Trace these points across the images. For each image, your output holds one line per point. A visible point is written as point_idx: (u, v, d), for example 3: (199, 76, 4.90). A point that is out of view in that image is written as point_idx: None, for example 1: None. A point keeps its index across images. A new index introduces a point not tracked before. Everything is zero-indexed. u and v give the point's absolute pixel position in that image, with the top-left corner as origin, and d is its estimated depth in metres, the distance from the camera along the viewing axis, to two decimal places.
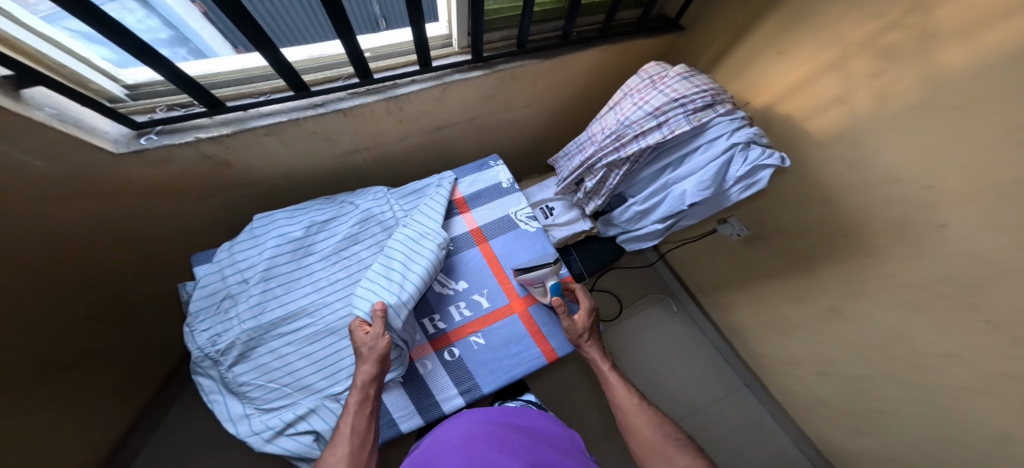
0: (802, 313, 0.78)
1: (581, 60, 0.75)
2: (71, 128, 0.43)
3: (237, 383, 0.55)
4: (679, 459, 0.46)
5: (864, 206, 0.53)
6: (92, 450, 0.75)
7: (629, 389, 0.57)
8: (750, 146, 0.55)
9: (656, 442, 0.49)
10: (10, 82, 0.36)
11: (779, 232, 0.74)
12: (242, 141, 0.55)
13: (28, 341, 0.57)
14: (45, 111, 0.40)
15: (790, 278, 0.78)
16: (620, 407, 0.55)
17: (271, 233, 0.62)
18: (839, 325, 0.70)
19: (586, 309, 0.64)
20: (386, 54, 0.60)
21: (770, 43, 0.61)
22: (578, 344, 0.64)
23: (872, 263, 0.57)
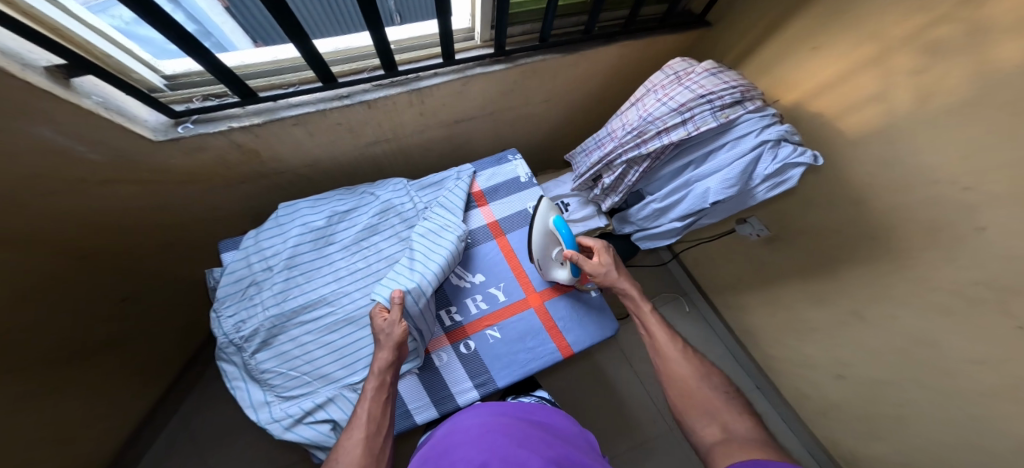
0: (821, 316, 0.77)
1: (603, 55, 0.74)
2: (115, 116, 0.44)
3: (259, 370, 0.55)
4: (726, 414, 0.42)
5: (895, 207, 0.52)
6: (115, 433, 0.77)
7: (671, 335, 0.52)
8: (780, 144, 0.54)
9: (700, 394, 0.45)
10: (61, 71, 0.37)
11: (802, 232, 0.72)
12: (271, 132, 0.56)
13: (59, 323, 0.60)
14: (92, 99, 0.41)
15: (810, 280, 0.76)
16: (658, 351, 0.51)
17: (295, 222, 0.63)
18: (859, 329, 0.68)
19: (599, 248, 0.63)
20: (410, 47, 0.60)
21: (804, 39, 0.59)
22: (609, 283, 0.60)
23: (900, 266, 0.55)
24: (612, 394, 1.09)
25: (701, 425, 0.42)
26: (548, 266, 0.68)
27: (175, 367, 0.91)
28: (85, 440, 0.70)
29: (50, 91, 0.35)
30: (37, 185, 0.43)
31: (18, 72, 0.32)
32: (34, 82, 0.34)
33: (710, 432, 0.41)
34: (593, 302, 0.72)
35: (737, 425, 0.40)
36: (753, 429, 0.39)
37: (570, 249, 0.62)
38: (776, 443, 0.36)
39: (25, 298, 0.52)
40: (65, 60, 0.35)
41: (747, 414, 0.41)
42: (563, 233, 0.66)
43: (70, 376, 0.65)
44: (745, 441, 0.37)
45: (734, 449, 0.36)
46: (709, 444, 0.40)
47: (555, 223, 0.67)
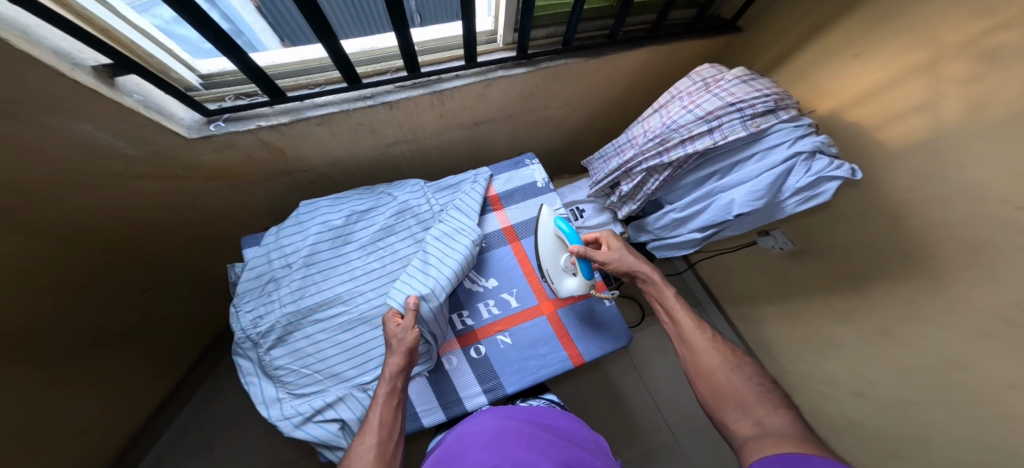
0: (843, 336, 0.73)
1: (627, 59, 0.72)
2: (154, 114, 0.44)
3: (274, 366, 0.56)
4: (760, 407, 0.37)
5: (933, 226, 0.48)
6: (131, 417, 0.80)
7: (699, 325, 0.50)
8: (815, 156, 0.52)
9: (731, 385, 0.41)
10: (108, 70, 0.38)
11: (829, 248, 0.69)
12: (297, 131, 0.56)
13: (85, 308, 0.62)
14: (134, 97, 0.42)
15: (834, 298, 0.73)
16: (685, 341, 0.49)
17: (315, 220, 0.63)
18: (883, 350, 0.64)
19: (606, 238, 0.63)
20: (433, 49, 0.60)
21: (845, 46, 0.57)
22: (630, 271, 0.59)
23: (935, 287, 0.51)
24: (620, 404, 1.07)
25: (733, 419, 0.38)
26: (557, 277, 0.64)
27: (193, 356, 0.94)
28: (102, 423, 0.73)
29: (95, 89, 0.36)
30: (69, 178, 0.45)
31: (66, 71, 0.33)
32: (81, 81, 0.34)
33: (741, 426, 0.37)
34: (608, 312, 0.70)
35: (773, 419, 0.35)
36: (791, 423, 0.33)
37: (575, 245, 0.62)
38: (817, 437, 0.31)
39: (49, 285, 0.54)
40: (111, 59, 0.36)
41: (784, 408, 0.36)
42: (569, 233, 0.64)
43: (91, 356, 0.67)
44: (778, 434, 0.32)
45: (765, 443, 0.32)
46: (742, 439, 0.35)
47: (560, 225, 0.65)
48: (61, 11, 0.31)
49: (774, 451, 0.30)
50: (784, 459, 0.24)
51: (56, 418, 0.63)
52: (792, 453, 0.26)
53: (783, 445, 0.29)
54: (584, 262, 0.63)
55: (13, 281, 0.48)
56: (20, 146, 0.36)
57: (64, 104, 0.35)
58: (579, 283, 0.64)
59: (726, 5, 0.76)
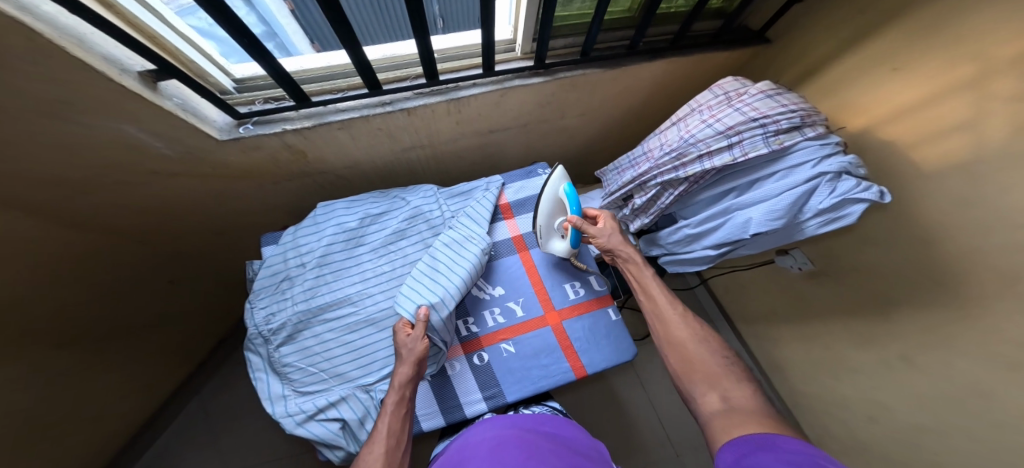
0: (862, 364, 0.70)
1: (646, 71, 0.71)
2: (190, 115, 0.46)
3: (281, 364, 0.57)
4: (725, 381, 0.43)
5: (966, 256, 0.46)
6: (146, 401, 0.83)
7: (672, 302, 0.54)
8: (841, 176, 0.49)
9: (701, 360, 0.46)
10: (153, 76, 0.40)
11: (851, 273, 0.66)
12: (319, 135, 0.58)
13: (111, 295, 0.65)
14: (173, 101, 0.43)
15: (854, 325, 0.70)
16: (658, 316, 0.53)
17: (330, 222, 0.65)
18: (904, 380, 0.61)
19: (605, 217, 0.65)
20: (452, 56, 0.61)
21: (890, 57, 0.52)
22: (614, 251, 0.62)
23: (968, 320, 0.48)
24: (625, 419, 1.04)
25: (700, 392, 0.43)
26: (547, 235, 0.67)
27: (209, 346, 0.97)
28: (119, 405, 0.76)
29: (139, 93, 0.38)
30: (101, 175, 0.47)
31: (115, 76, 0.35)
32: (127, 86, 0.36)
33: (709, 398, 0.42)
34: (615, 327, 0.69)
35: (735, 394, 0.41)
36: (752, 397, 0.39)
37: (572, 215, 0.64)
38: (774, 411, 0.37)
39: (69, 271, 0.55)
40: (155, 64, 0.37)
41: (745, 381, 0.43)
42: (572, 200, 0.66)
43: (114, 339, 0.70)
44: (745, 410, 0.37)
45: (735, 418, 0.36)
46: (709, 410, 0.41)
47: (566, 190, 0.66)
48: (113, 18, 0.33)
49: (743, 427, 0.34)
50: (760, 440, 0.29)
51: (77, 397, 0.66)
52: (767, 434, 0.30)
53: (755, 425, 0.33)
54: (577, 232, 0.64)
55: (43, 266, 0.50)
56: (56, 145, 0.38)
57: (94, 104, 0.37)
58: (565, 248, 0.67)
59: (754, 17, 0.75)
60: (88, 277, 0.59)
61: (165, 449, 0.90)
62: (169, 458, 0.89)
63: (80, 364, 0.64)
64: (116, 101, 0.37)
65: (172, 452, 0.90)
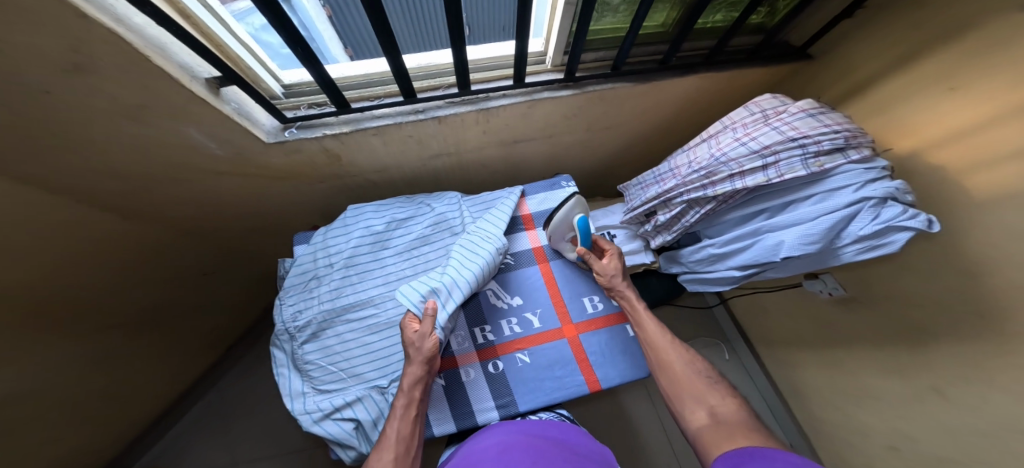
0: (893, 400, 0.67)
1: (678, 85, 0.70)
2: (244, 119, 0.47)
3: (304, 361, 0.57)
4: (711, 397, 0.47)
5: (1013, 294, 0.43)
6: (170, 387, 0.87)
7: (660, 327, 0.58)
8: (887, 202, 0.47)
9: (689, 379, 0.50)
10: (219, 83, 0.42)
11: (885, 303, 0.63)
12: (355, 140, 0.60)
13: (141, 284, 0.68)
14: (231, 105, 0.45)
15: (886, 358, 0.66)
16: (649, 343, 0.56)
17: (358, 224, 0.66)
18: (938, 420, 0.58)
19: (613, 253, 0.66)
20: (484, 67, 0.62)
21: (942, 76, 0.49)
22: (611, 286, 0.64)
23: (1014, 365, 0.45)
24: (636, 439, 1.01)
25: (689, 410, 0.47)
26: (558, 243, 0.72)
27: (232, 337, 1.01)
28: (140, 390, 0.79)
29: (206, 98, 0.39)
30: (149, 172, 0.50)
31: (186, 83, 0.36)
32: (195, 92, 0.38)
33: (698, 416, 0.45)
34: (632, 343, 0.67)
35: (722, 408, 0.45)
36: (737, 412, 0.43)
37: (582, 246, 0.67)
38: (757, 424, 0.41)
39: (105, 255, 0.58)
40: (220, 71, 0.39)
41: (730, 397, 0.46)
42: (582, 232, 0.66)
43: (143, 326, 0.74)
44: (731, 425, 0.41)
45: (724, 435, 0.40)
46: (698, 428, 0.44)
47: (578, 220, 0.66)
48: (186, 24, 0.35)
49: (731, 444, 0.38)
50: (751, 452, 0.30)
51: (101, 380, 0.69)
52: (753, 446, 0.33)
53: (742, 442, 0.37)
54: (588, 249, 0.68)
55: (81, 254, 0.53)
56: (108, 143, 0.41)
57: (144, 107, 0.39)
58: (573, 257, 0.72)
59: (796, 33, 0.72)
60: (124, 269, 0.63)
61: (183, 433, 0.94)
62: (186, 442, 0.93)
63: (107, 347, 0.68)
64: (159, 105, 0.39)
65: (191, 436, 0.94)
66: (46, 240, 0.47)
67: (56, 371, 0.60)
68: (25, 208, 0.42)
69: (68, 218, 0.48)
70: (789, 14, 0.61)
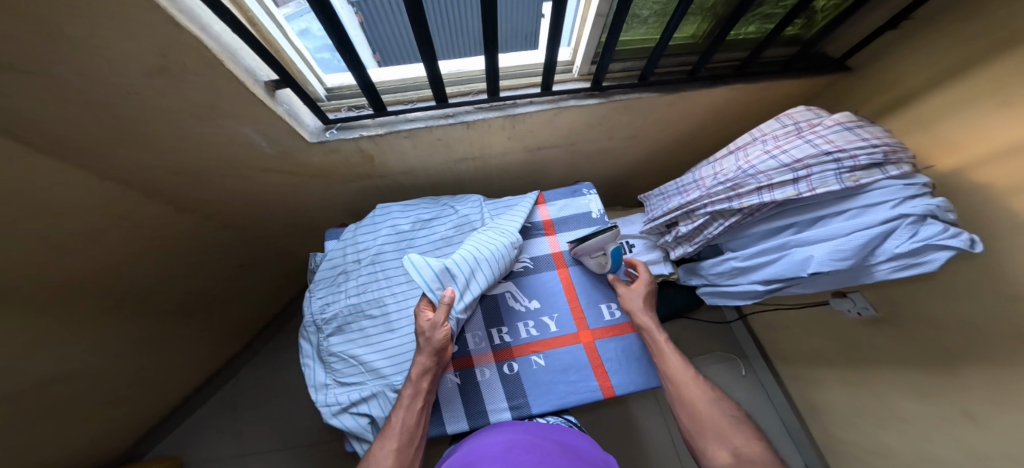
0: (923, 429, 0.64)
1: (705, 96, 0.70)
2: (293, 120, 0.50)
3: (328, 352, 0.58)
4: (735, 438, 0.44)
5: None
6: (196, 372, 0.91)
7: (682, 360, 0.56)
8: (926, 220, 0.45)
9: (709, 416, 0.47)
10: (276, 86, 0.44)
11: (918, 327, 0.61)
12: (389, 142, 0.62)
13: (181, 273, 0.72)
14: (283, 107, 0.48)
15: (917, 385, 0.63)
16: (669, 375, 0.54)
17: (386, 223, 0.69)
18: (974, 454, 0.55)
19: (642, 281, 0.67)
20: (512, 75, 0.64)
21: (990, 91, 0.47)
22: (632, 314, 0.64)
23: None
24: (647, 453, 0.99)
25: (709, 450, 0.44)
26: (584, 252, 0.70)
27: (255, 328, 1.05)
28: (169, 373, 0.83)
29: (264, 100, 0.42)
30: (198, 169, 0.53)
31: (249, 85, 0.39)
32: (255, 94, 0.40)
33: (720, 456, 0.43)
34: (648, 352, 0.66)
35: (748, 450, 0.42)
36: (762, 455, 0.40)
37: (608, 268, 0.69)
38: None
39: (150, 243, 0.62)
40: (278, 75, 0.42)
41: (756, 440, 0.43)
42: (614, 259, 0.67)
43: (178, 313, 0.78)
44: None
45: None
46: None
47: (613, 251, 0.67)
48: (251, 31, 0.38)
49: None
50: None
51: (136, 361, 0.72)
52: None
53: None
54: (618, 251, 0.68)
55: (133, 241, 0.58)
56: (166, 141, 0.44)
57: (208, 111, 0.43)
58: (595, 263, 0.70)
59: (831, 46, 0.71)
60: (165, 257, 0.66)
61: (206, 417, 0.98)
62: (210, 425, 0.97)
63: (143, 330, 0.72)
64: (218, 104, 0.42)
65: (211, 421, 0.97)
66: (107, 225, 0.51)
67: (99, 350, 0.63)
68: (86, 196, 0.46)
69: (120, 207, 0.52)
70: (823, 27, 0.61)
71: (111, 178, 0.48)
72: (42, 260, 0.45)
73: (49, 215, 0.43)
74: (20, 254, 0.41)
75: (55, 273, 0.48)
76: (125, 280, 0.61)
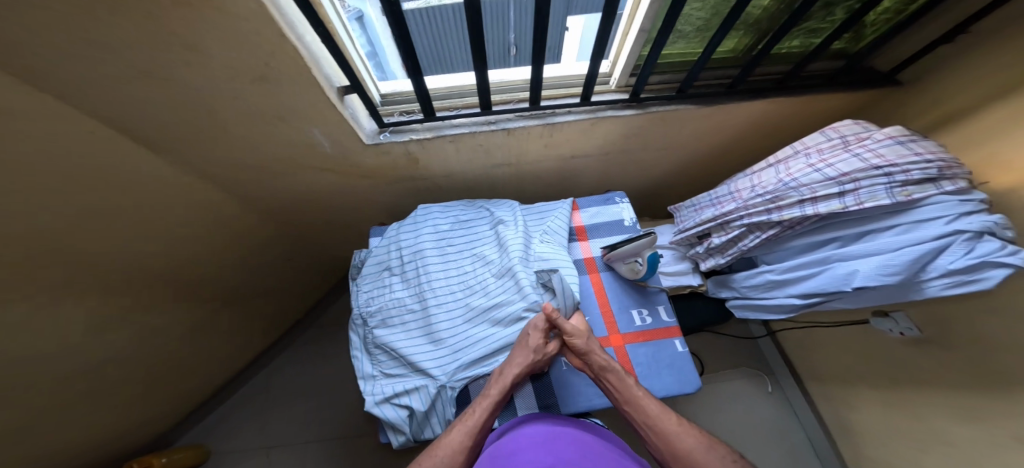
0: (971, 458, 0.60)
1: (743, 109, 0.70)
2: (354, 122, 0.54)
3: (375, 344, 0.59)
4: None
5: None
6: (228, 363, 0.94)
7: (664, 408, 0.49)
8: (983, 237, 0.44)
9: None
10: (345, 91, 0.49)
11: (969, 349, 0.58)
12: (435, 146, 0.65)
13: (222, 263, 0.76)
14: (349, 110, 0.53)
15: (968, 410, 0.60)
16: (655, 428, 0.47)
17: (427, 222, 0.71)
18: None
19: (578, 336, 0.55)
20: (553, 85, 0.66)
21: None
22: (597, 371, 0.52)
23: None
24: None
25: None
26: (619, 258, 0.70)
27: (285, 325, 1.08)
28: (203, 362, 0.85)
29: (334, 103, 0.47)
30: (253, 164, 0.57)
31: (326, 90, 0.44)
32: (329, 98, 0.46)
33: None
34: (680, 359, 0.65)
35: None
36: None
37: (643, 274, 0.68)
38: None
39: (196, 230, 0.65)
40: (349, 80, 0.47)
41: None
42: (650, 266, 0.66)
43: (215, 305, 0.81)
44: None
45: None
46: None
47: (651, 257, 0.66)
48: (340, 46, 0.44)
49: None
50: None
51: (174, 347, 0.75)
52: None
53: None
54: (655, 256, 0.67)
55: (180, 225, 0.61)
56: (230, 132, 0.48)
57: (275, 111, 0.46)
58: (630, 270, 0.69)
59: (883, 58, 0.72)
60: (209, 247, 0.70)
61: (236, 405, 1.00)
62: (238, 414, 0.99)
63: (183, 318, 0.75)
64: (284, 102, 0.45)
65: (236, 413, 0.99)
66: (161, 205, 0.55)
67: (142, 332, 0.66)
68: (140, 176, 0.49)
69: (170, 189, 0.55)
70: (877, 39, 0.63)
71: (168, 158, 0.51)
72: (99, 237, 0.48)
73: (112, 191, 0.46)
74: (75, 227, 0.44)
75: (108, 250, 0.51)
76: (170, 266, 0.64)
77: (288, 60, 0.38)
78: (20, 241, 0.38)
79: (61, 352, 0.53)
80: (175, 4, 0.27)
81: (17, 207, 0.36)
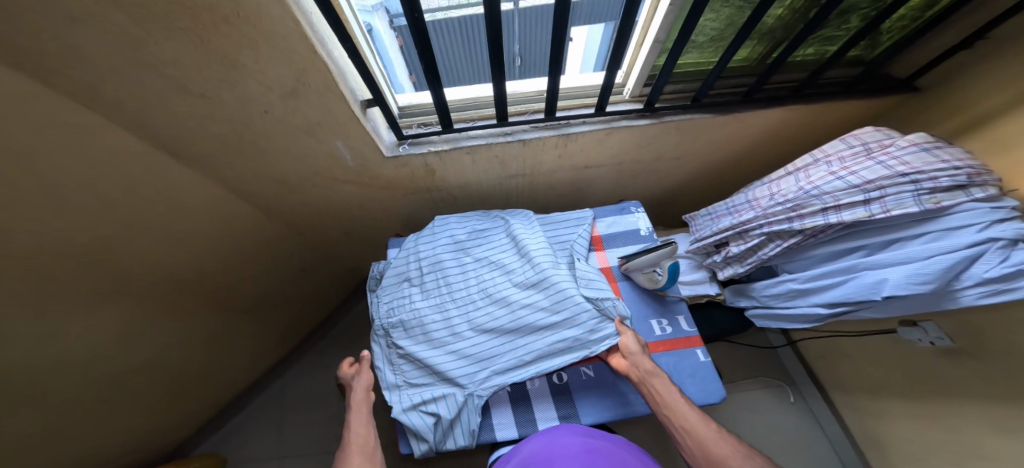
0: None
1: (759, 117, 0.71)
2: (376, 134, 0.55)
3: (398, 354, 0.58)
4: None
5: None
6: (241, 376, 0.93)
7: (703, 415, 0.45)
8: (1018, 244, 0.43)
9: None
10: (368, 104, 0.50)
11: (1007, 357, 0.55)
12: (452, 157, 0.65)
13: (240, 275, 0.76)
14: (370, 123, 0.54)
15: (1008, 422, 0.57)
16: (689, 432, 0.43)
17: (445, 233, 0.71)
18: None
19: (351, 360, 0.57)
20: (568, 96, 0.67)
21: None
22: (638, 374, 0.50)
23: None
24: None
25: None
26: (637, 268, 0.69)
27: (297, 337, 1.07)
28: (216, 374, 0.84)
29: (356, 116, 0.48)
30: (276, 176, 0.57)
31: (349, 102, 0.45)
32: (350, 110, 0.46)
33: None
34: (704, 369, 0.63)
35: None
36: None
37: (663, 284, 0.66)
38: None
39: (217, 242, 0.65)
40: (371, 94, 0.47)
41: None
42: (672, 275, 0.65)
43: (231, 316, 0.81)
44: None
45: None
46: None
47: (671, 267, 0.65)
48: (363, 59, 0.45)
49: None
50: None
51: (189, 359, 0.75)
52: None
53: None
54: (675, 266, 0.66)
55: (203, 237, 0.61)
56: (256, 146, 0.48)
57: (298, 123, 0.47)
58: (649, 280, 0.68)
59: (898, 65, 0.72)
60: (227, 258, 0.70)
61: (248, 418, 0.98)
62: (248, 428, 0.97)
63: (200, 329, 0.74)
64: (309, 115, 0.45)
65: (245, 427, 0.97)
66: (183, 216, 0.55)
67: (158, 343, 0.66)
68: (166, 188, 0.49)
69: (197, 202, 0.56)
70: (895, 45, 0.63)
71: (194, 170, 0.52)
72: (123, 247, 0.48)
73: (139, 202, 0.47)
74: (102, 237, 0.44)
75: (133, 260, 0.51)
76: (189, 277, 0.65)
77: (309, 70, 0.38)
78: (48, 248, 0.39)
79: (76, 362, 0.52)
80: (210, 16, 0.28)
81: (44, 213, 0.36)
